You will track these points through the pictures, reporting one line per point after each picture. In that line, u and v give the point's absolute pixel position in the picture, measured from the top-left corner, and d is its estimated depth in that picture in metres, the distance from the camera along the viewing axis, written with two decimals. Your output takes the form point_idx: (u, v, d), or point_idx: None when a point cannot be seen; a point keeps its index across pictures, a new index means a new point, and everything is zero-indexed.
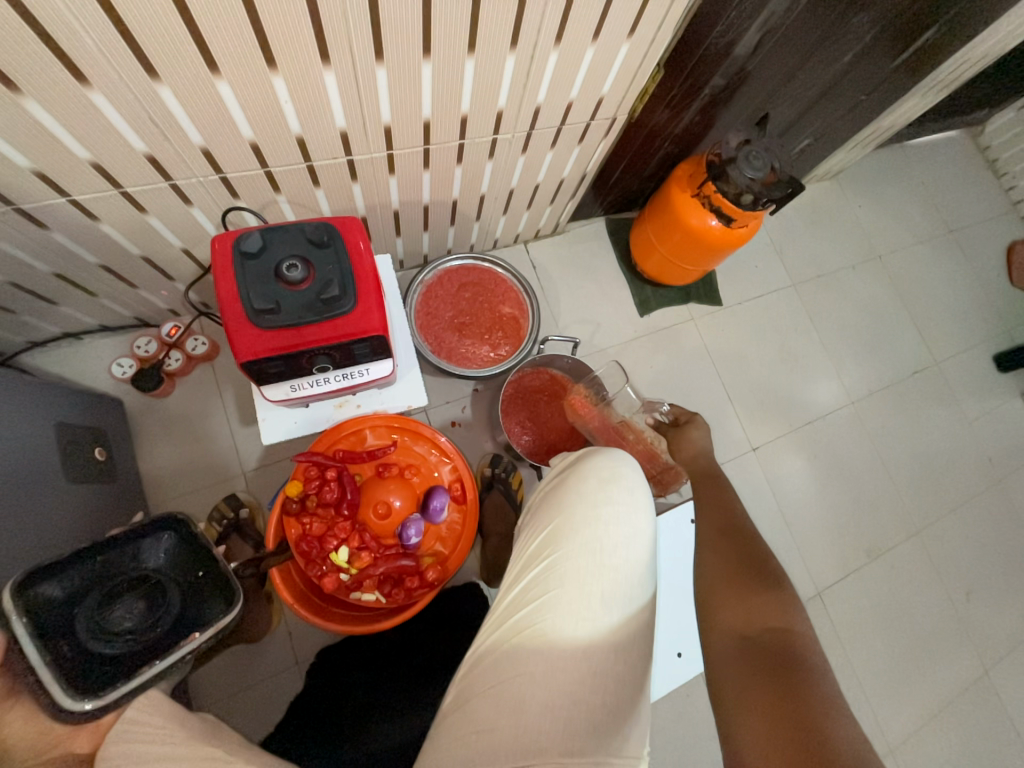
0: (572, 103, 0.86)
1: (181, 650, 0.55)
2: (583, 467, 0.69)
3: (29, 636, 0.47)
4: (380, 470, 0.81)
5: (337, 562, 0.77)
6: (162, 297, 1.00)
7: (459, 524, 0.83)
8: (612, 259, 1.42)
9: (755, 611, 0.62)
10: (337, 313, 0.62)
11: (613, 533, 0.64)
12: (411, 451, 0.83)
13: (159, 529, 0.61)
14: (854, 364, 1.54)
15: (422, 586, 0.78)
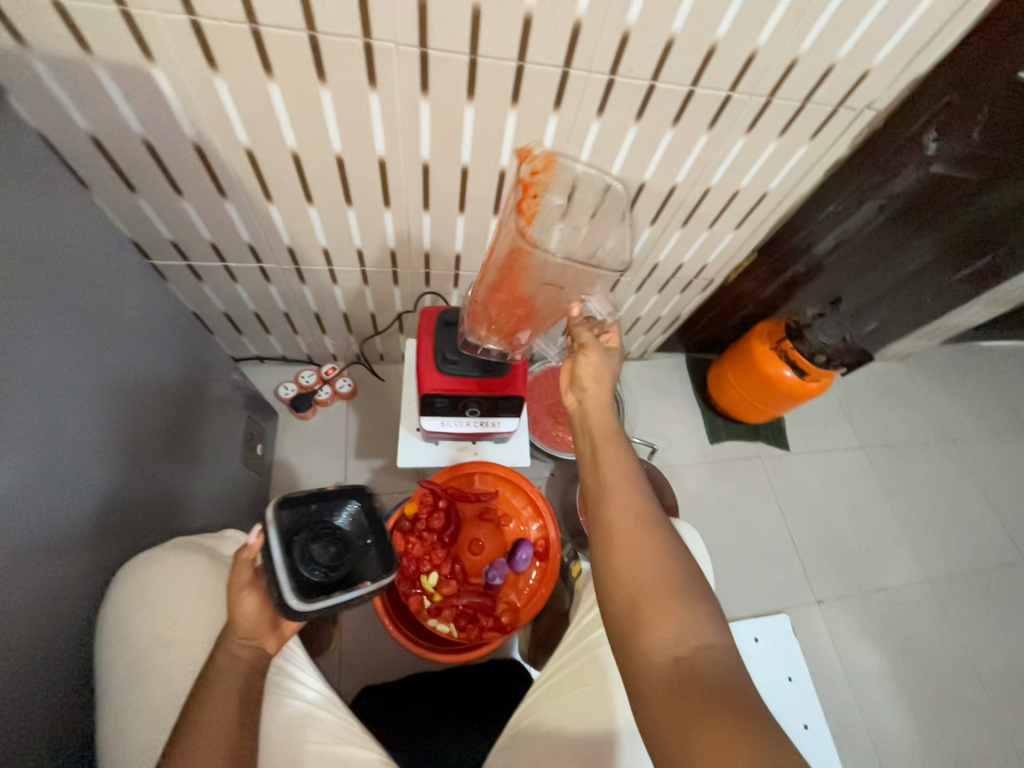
0: (683, 264, 1.13)
1: (353, 596, 0.55)
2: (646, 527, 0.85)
3: (273, 545, 0.53)
4: (479, 513, 0.94)
5: (427, 585, 0.87)
6: (336, 344, 1.28)
7: (536, 581, 0.90)
8: (689, 389, 1.60)
9: (669, 620, 0.51)
10: (498, 374, 0.83)
11: None
12: (509, 502, 0.94)
13: (353, 495, 0.62)
14: (928, 540, 1.51)
15: (493, 629, 0.85)
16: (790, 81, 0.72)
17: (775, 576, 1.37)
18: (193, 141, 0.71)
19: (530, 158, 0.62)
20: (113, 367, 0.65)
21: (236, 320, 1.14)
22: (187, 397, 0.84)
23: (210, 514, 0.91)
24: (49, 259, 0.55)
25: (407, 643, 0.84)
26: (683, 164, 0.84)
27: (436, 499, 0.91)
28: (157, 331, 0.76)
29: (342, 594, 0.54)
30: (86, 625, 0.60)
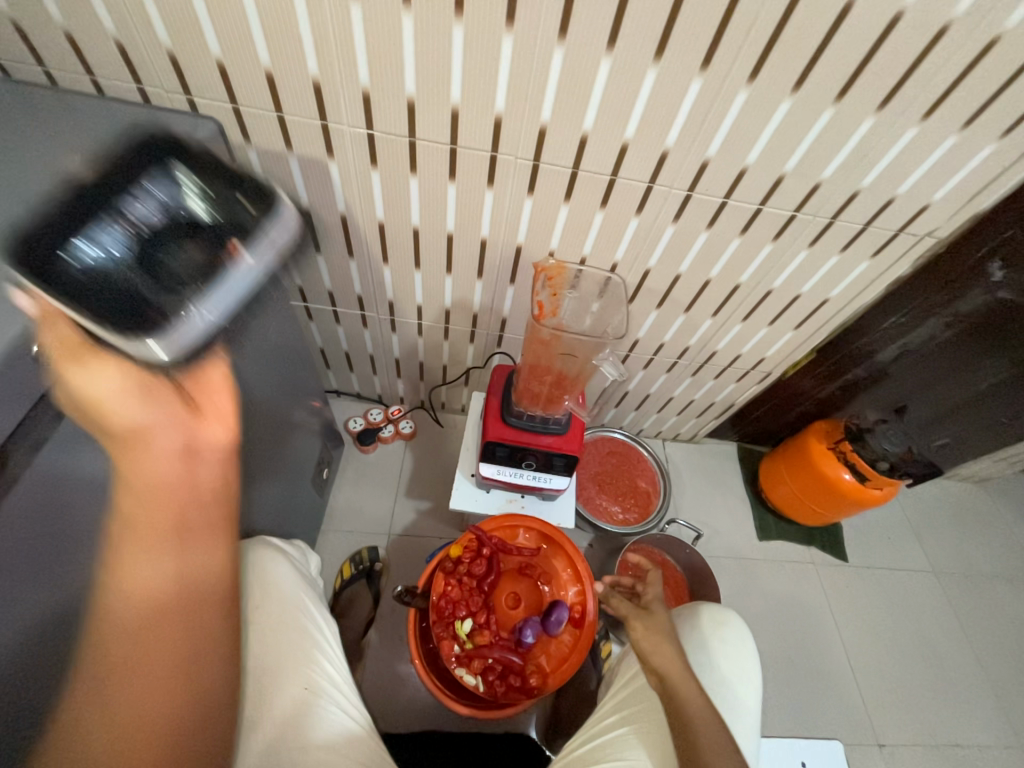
0: (741, 354, 1.19)
1: (246, 272, 0.51)
2: (695, 607, 0.82)
3: (70, 276, 0.42)
4: (520, 566, 0.95)
5: (459, 631, 0.88)
6: (406, 389, 1.41)
7: (567, 648, 0.88)
8: (739, 479, 1.57)
9: None
10: (557, 432, 0.89)
11: (723, 663, 0.75)
12: (549, 561, 0.96)
13: (159, 173, 0.48)
14: (1017, 695, 1.31)
15: (519, 690, 0.84)
16: (852, 207, 0.81)
17: (827, 702, 1.23)
18: (341, 214, 0.90)
19: (544, 268, 0.85)
20: (227, 394, 0.74)
21: (329, 355, 1.30)
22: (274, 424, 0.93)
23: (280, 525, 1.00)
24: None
25: (434, 689, 0.85)
26: (747, 267, 0.94)
27: (477, 545, 0.93)
28: (272, 362, 0.89)
29: (235, 271, 0.50)
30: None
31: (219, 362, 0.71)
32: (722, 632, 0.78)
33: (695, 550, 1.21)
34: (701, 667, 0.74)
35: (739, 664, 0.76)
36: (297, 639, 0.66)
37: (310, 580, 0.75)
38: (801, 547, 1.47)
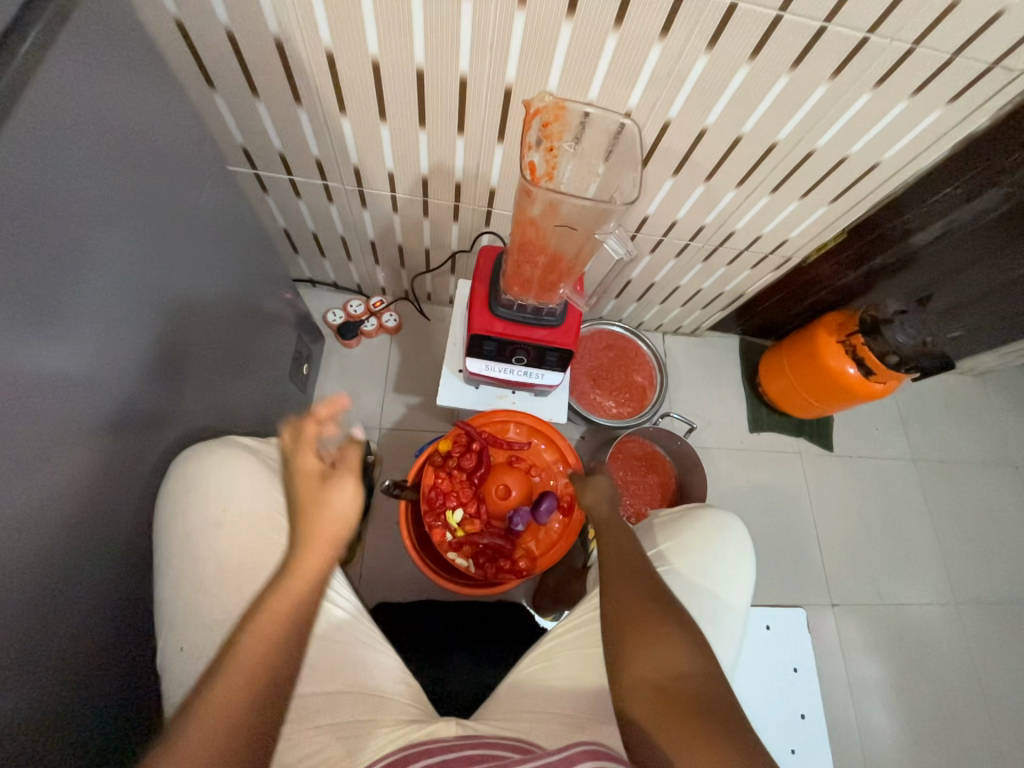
0: (761, 235, 1.05)
1: None
2: (698, 516, 0.81)
3: None
4: (510, 460, 0.93)
5: (449, 519, 0.89)
6: (386, 278, 1.28)
7: (557, 533, 0.91)
8: (737, 373, 1.53)
9: (641, 622, 0.59)
10: (550, 323, 0.81)
11: (719, 571, 0.77)
12: (540, 454, 0.95)
13: None
14: (964, 564, 1.44)
15: (510, 571, 0.88)
16: (942, 27, 0.62)
17: (792, 571, 1.35)
18: (276, 39, 0.69)
19: (538, 108, 0.66)
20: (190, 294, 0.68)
21: (295, 238, 1.14)
22: (246, 321, 0.86)
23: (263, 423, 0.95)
24: (144, 166, 0.57)
25: (428, 571, 0.89)
26: (789, 119, 0.76)
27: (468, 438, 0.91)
28: (226, 248, 0.76)
29: None
30: (139, 503, 0.65)
31: (172, 256, 0.64)
32: (721, 545, 0.78)
33: (685, 441, 1.20)
34: (694, 574, 0.76)
35: (735, 571, 0.78)
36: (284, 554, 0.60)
37: (291, 483, 0.71)
38: (789, 438, 1.49)
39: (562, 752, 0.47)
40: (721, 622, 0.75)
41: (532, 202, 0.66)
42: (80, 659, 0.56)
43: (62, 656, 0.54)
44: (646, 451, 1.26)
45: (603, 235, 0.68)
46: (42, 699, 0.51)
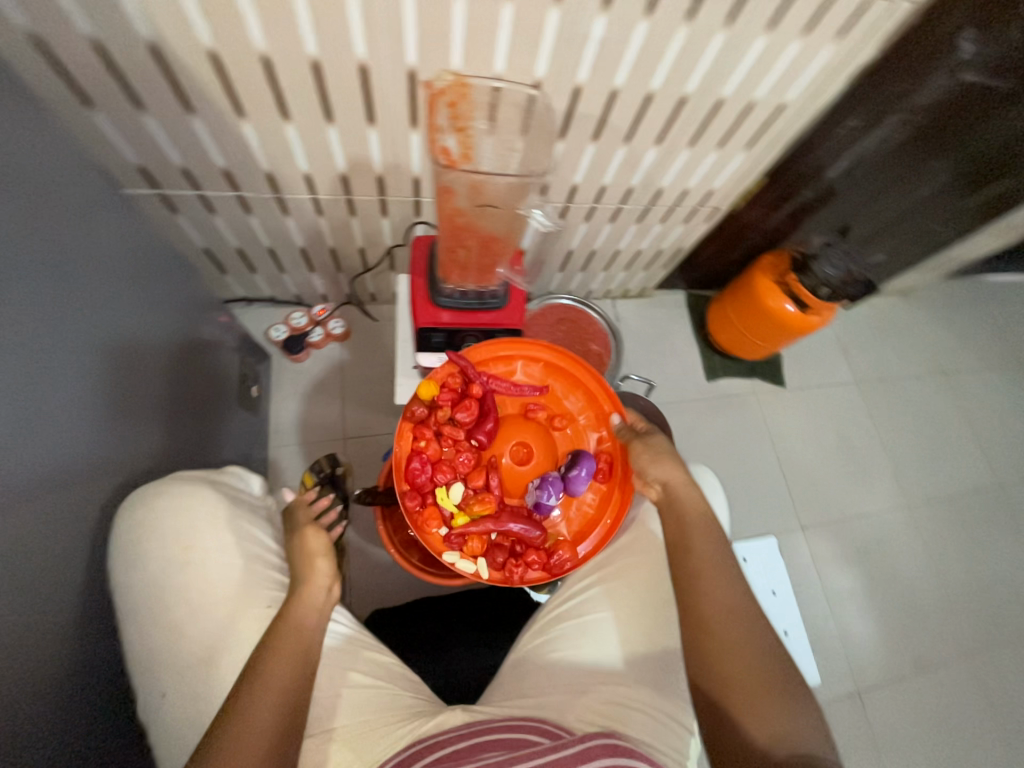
0: (688, 190, 1.07)
1: None
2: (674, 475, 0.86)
3: None
4: (525, 412, 0.83)
5: (445, 497, 0.76)
6: (325, 285, 1.24)
7: (592, 510, 0.80)
8: (688, 326, 1.58)
9: (759, 704, 0.56)
10: (495, 306, 0.81)
11: None
12: (558, 403, 0.84)
13: None
14: (912, 469, 1.57)
15: (540, 560, 0.76)
16: None
17: (763, 503, 1.43)
18: (149, 43, 0.64)
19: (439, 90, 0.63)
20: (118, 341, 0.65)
21: (219, 258, 1.08)
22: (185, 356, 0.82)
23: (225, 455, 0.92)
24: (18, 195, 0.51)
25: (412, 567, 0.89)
26: (695, 71, 0.77)
27: (468, 384, 0.78)
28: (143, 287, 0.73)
29: None
30: (92, 560, 0.61)
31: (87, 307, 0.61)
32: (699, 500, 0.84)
33: (647, 401, 1.24)
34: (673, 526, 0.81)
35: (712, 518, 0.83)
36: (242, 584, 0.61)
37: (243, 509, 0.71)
38: (744, 381, 1.56)
39: (581, 745, 0.49)
40: None
41: (453, 195, 0.68)
42: (57, 732, 0.53)
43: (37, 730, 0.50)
44: None
45: (528, 209, 0.70)
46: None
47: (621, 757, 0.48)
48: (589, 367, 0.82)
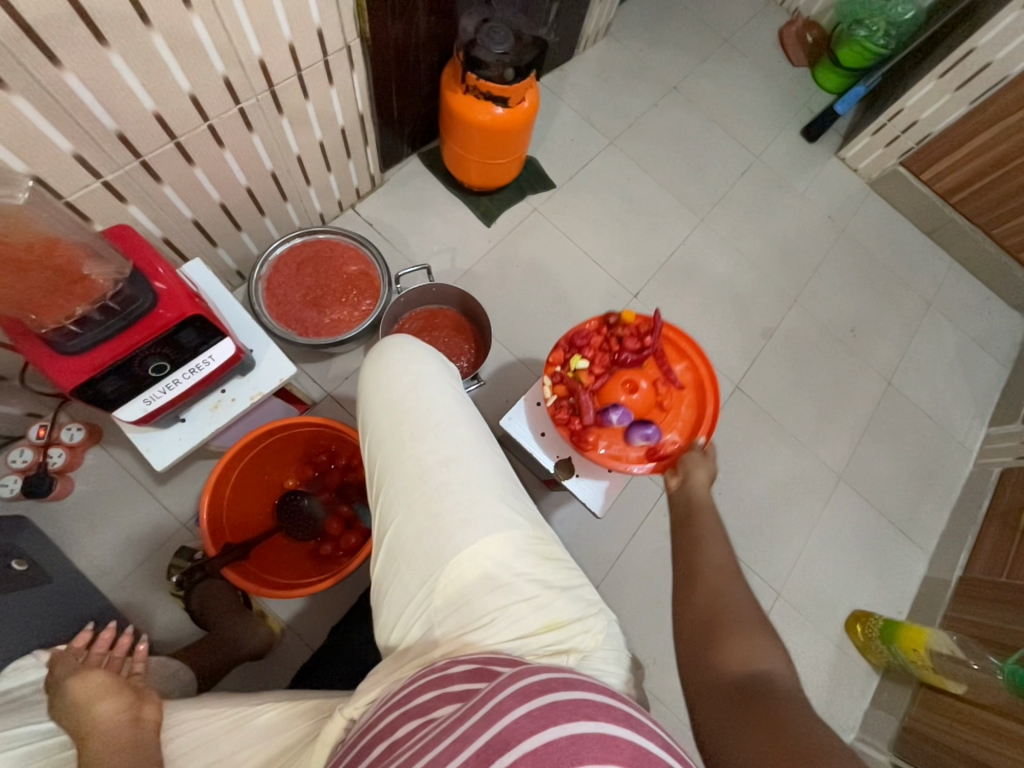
0: (294, 45, 0.87)
1: None
2: (363, 365, 0.66)
3: None
4: (656, 384, 0.95)
5: (576, 363, 0.95)
6: (12, 400, 0.98)
7: (609, 457, 0.90)
8: (440, 186, 1.46)
9: (742, 636, 0.58)
10: (144, 311, 0.65)
11: (410, 381, 0.62)
12: (682, 399, 0.95)
13: None
14: (690, 187, 1.68)
15: (562, 422, 0.92)
16: None
17: (596, 296, 1.49)
18: None
19: None
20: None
21: None
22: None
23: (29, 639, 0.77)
24: None
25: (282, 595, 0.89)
26: None
27: (656, 354, 0.95)
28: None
29: None
30: None
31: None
32: (399, 364, 0.63)
33: (436, 283, 1.16)
34: (389, 407, 0.61)
35: (424, 366, 0.64)
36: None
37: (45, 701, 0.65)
38: (520, 203, 1.52)
39: (490, 703, 0.42)
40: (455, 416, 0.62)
41: None
42: None
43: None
44: (421, 318, 1.22)
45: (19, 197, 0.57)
46: None
47: (536, 696, 0.42)
48: (716, 401, 0.92)
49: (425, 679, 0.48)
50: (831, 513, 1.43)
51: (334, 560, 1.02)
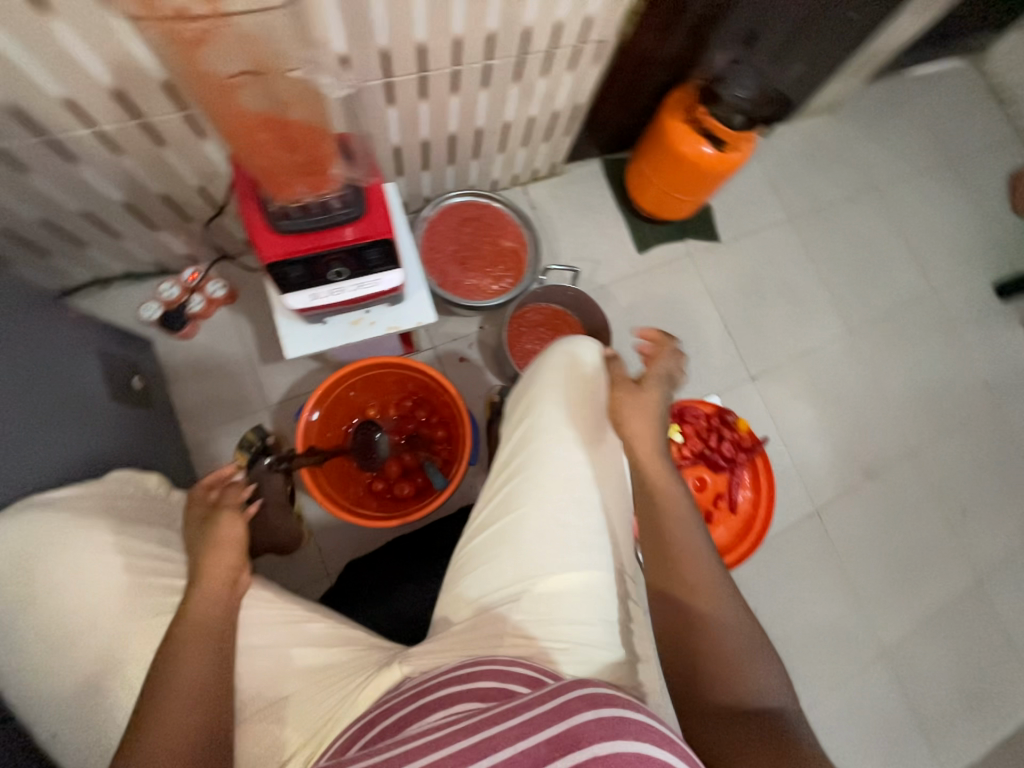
0: (561, 24, 0.89)
1: None
2: (536, 370, 0.78)
3: None
4: (718, 496, 0.91)
5: (671, 433, 0.91)
6: (181, 242, 1.06)
7: None
8: (609, 197, 1.45)
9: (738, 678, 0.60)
10: (350, 217, 0.68)
11: (573, 411, 0.74)
12: (729, 523, 0.91)
13: None
14: (850, 294, 1.58)
15: None
16: None
17: (712, 362, 1.43)
18: None
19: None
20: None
21: (30, 238, 0.89)
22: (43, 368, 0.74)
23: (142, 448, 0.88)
24: None
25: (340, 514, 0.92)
26: None
27: (736, 472, 0.91)
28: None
29: None
30: None
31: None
32: (568, 392, 0.75)
33: (576, 288, 1.16)
34: (548, 425, 0.73)
35: (589, 402, 0.75)
36: (147, 591, 0.63)
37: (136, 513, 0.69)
38: (678, 244, 1.48)
39: (560, 700, 0.50)
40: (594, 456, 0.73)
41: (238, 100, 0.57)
42: None
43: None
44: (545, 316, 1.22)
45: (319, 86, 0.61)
46: None
47: (602, 706, 0.49)
48: (751, 547, 0.89)
49: (489, 667, 0.59)
50: (858, 685, 1.31)
51: (379, 497, 1.07)
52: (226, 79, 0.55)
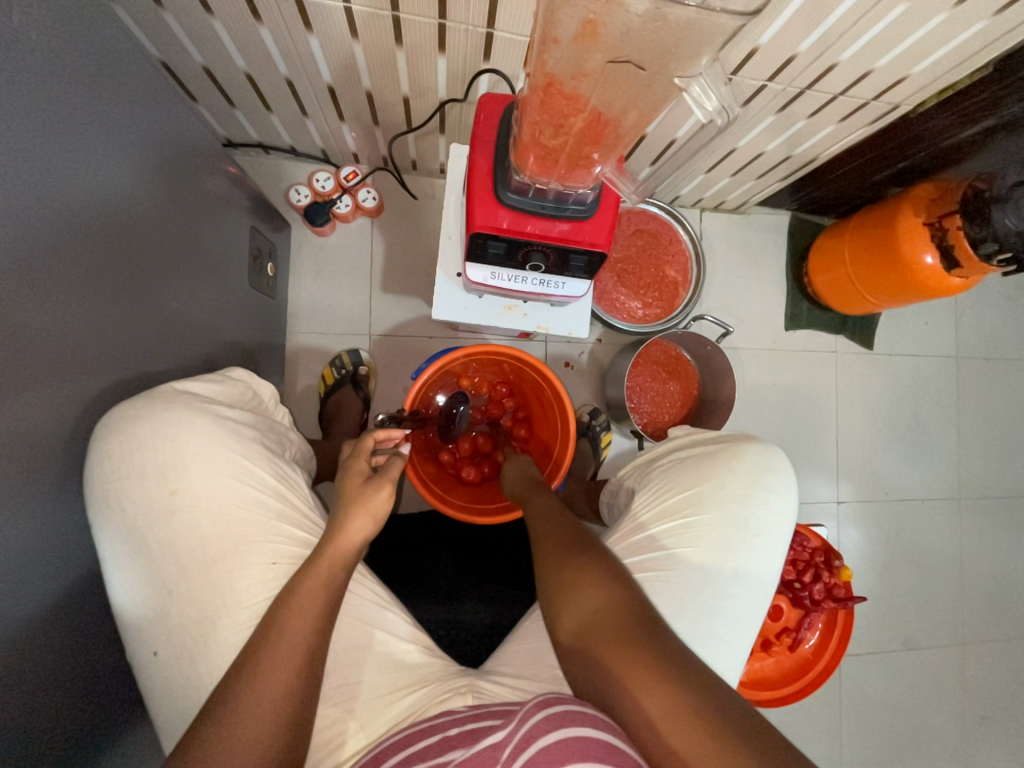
0: (870, 73, 0.75)
1: None
2: (738, 453, 0.76)
3: None
4: (783, 630, 0.86)
5: None
6: (357, 139, 0.99)
7: None
8: (783, 259, 1.31)
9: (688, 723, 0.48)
10: (574, 216, 0.60)
11: (758, 516, 0.73)
12: (782, 661, 0.86)
13: None
14: (978, 459, 1.42)
15: None
16: None
17: (804, 468, 1.33)
18: None
19: None
20: (116, 221, 0.58)
21: (224, 84, 0.84)
22: (186, 225, 0.70)
23: (241, 336, 0.89)
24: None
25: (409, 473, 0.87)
26: None
27: (813, 617, 0.85)
28: (121, 116, 0.58)
29: None
30: (68, 452, 0.55)
31: (57, 182, 0.51)
32: (762, 491, 0.74)
33: (718, 349, 1.04)
34: (731, 516, 0.72)
35: (775, 516, 0.74)
36: (259, 527, 0.58)
37: (256, 437, 0.64)
38: (828, 335, 1.34)
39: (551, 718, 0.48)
40: (754, 568, 0.72)
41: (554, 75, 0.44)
42: (38, 635, 0.50)
43: (32, 622, 0.49)
44: (670, 359, 1.13)
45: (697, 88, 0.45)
46: (32, 660, 0.49)
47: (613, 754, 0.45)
48: (794, 696, 0.84)
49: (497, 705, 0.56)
50: None
51: (438, 469, 1.04)
52: (559, 40, 0.41)
